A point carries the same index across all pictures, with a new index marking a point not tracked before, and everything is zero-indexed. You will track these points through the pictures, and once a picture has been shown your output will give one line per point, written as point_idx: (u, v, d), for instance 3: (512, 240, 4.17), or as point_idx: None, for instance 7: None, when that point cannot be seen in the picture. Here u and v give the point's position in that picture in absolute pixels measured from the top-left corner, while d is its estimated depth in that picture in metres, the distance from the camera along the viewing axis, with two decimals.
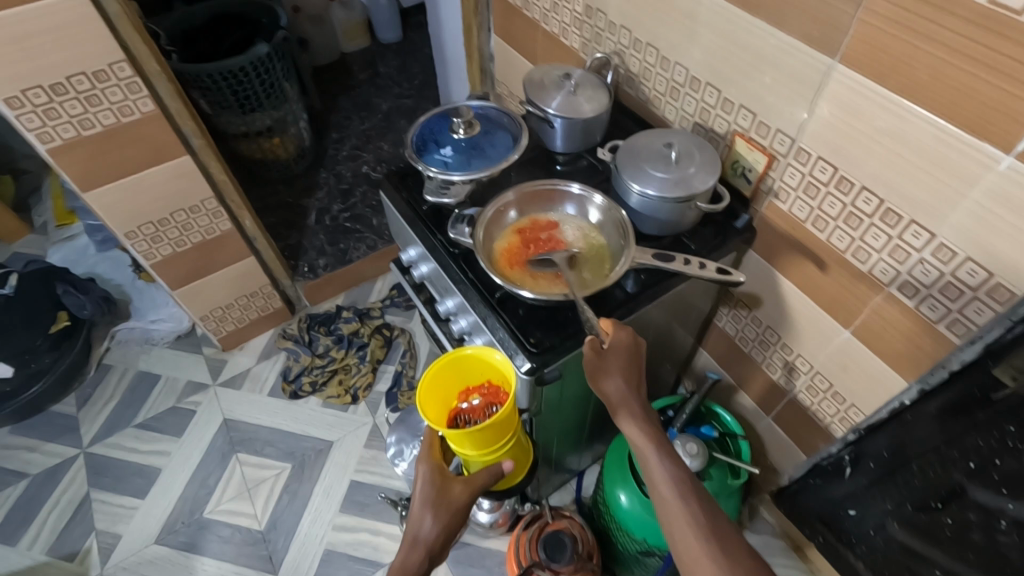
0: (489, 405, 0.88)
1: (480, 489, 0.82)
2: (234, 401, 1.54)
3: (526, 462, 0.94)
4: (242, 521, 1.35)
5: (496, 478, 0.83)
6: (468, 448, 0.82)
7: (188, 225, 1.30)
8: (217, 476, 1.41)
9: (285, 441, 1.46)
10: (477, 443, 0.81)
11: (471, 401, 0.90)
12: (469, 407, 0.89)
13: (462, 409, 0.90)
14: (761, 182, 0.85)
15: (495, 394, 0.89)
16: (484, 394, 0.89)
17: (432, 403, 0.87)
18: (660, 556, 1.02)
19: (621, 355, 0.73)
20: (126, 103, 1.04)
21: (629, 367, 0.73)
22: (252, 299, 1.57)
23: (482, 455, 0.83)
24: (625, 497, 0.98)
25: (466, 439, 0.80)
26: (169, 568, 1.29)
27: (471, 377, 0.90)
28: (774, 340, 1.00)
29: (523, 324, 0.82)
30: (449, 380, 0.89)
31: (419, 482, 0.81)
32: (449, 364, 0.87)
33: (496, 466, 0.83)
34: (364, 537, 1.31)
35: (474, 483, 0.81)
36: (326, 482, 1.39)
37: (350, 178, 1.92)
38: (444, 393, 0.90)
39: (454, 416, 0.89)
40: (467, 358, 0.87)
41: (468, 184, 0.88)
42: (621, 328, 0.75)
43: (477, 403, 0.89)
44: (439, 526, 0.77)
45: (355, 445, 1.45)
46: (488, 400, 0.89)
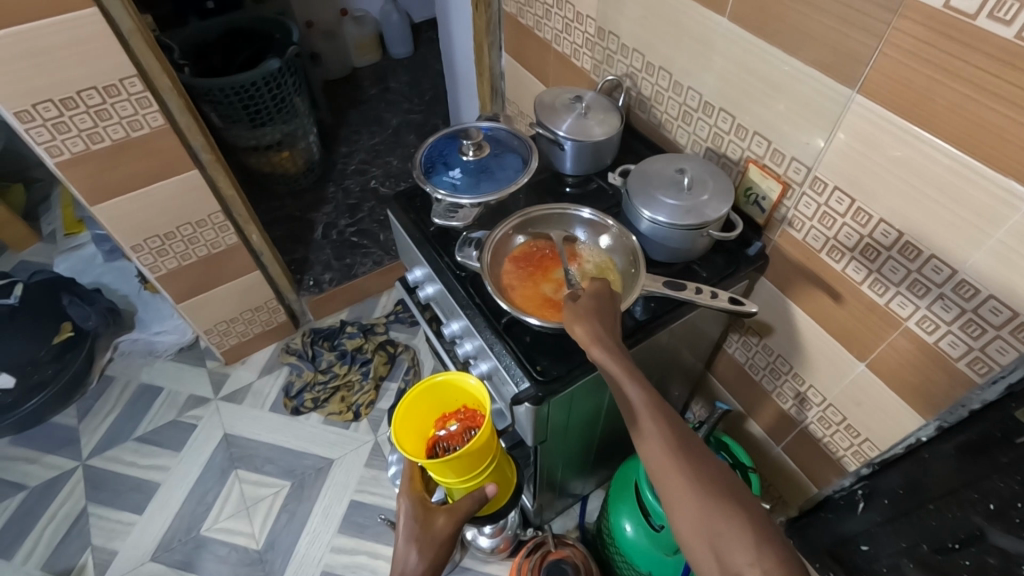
0: (467, 429, 0.87)
1: (464, 516, 0.79)
2: (235, 416, 1.52)
3: (508, 484, 0.91)
4: (239, 540, 1.32)
5: (480, 503, 0.80)
6: (449, 476, 0.79)
7: (195, 239, 1.29)
8: (215, 493, 1.40)
9: (286, 459, 1.44)
10: (458, 470, 0.79)
11: (448, 427, 0.89)
12: (446, 434, 0.88)
13: (440, 436, 0.88)
14: (774, 211, 0.84)
15: (472, 418, 0.88)
16: (460, 419, 0.88)
17: (408, 435, 0.86)
18: None
19: (592, 303, 0.70)
20: (135, 117, 1.04)
21: (601, 313, 0.69)
22: (256, 314, 1.56)
23: (463, 481, 0.81)
24: (631, 526, 0.96)
25: (446, 467, 0.78)
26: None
27: (446, 403, 0.90)
28: (786, 369, 0.97)
29: (529, 351, 0.80)
30: (424, 407, 0.87)
31: (403, 515, 0.78)
32: (422, 394, 0.85)
33: (479, 491, 0.80)
34: (363, 560, 1.28)
35: (456, 512, 0.78)
36: (326, 501, 1.37)
37: (358, 193, 1.92)
38: (420, 422, 0.89)
39: (432, 445, 0.88)
40: (443, 387, 0.87)
41: (477, 207, 0.87)
42: (598, 282, 0.73)
43: (454, 429, 0.88)
44: (425, 561, 0.74)
45: (356, 464, 1.43)
46: (465, 425, 0.88)
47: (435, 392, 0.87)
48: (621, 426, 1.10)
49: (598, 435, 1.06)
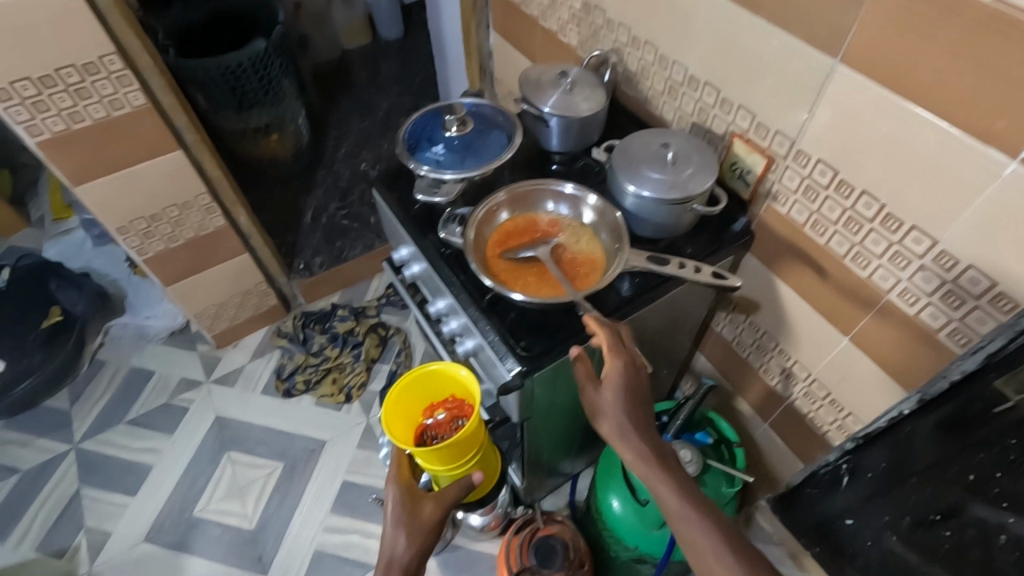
0: (454, 418, 0.96)
1: (451, 503, 0.86)
2: (227, 398, 1.53)
3: (491, 471, 1.02)
4: (232, 521, 1.33)
5: (466, 490, 0.87)
6: (437, 464, 0.88)
7: (181, 221, 1.28)
8: (208, 475, 1.40)
9: (278, 441, 1.45)
10: (444, 459, 0.87)
11: (436, 417, 0.97)
12: (434, 423, 0.97)
13: (428, 425, 0.97)
14: (759, 184, 0.83)
15: (458, 408, 0.97)
16: (448, 409, 0.97)
17: (400, 421, 0.94)
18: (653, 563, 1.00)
19: (619, 384, 0.70)
20: (116, 96, 1.03)
21: (630, 394, 0.70)
22: (246, 297, 1.55)
23: (450, 470, 0.90)
24: (618, 503, 0.96)
25: (436, 455, 0.87)
26: (160, 569, 1.28)
27: (434, 394, 0.98)
28: (771, 346, 0.98)
29: (514, 328, 0.80)
30: (414, 396, 0.96)
31: (390, 502, 0.83)
32: (414, 379, 0.94)
33: (466, 479, 0.88)
34: (355, 539, 1.30)
35: (442, 498, 0.85)
36: (317, 482, 1.38)
37: (349, 177, 1.90)
38: (410, 411, 0.97)
39: (420, 432, 0.97)
40: (437, 383, 0.96)
41: (460, 183, 0.85)
42: (616, 355, 0.71)
43: (441, 419, 0.97)
44: (412, 547, 0.78)
45: (347, 445, 1.43)
46: (452, 414, 0.97)
47: (425, 385, 0.96)
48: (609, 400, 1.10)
49: (586, 409, 1.06)
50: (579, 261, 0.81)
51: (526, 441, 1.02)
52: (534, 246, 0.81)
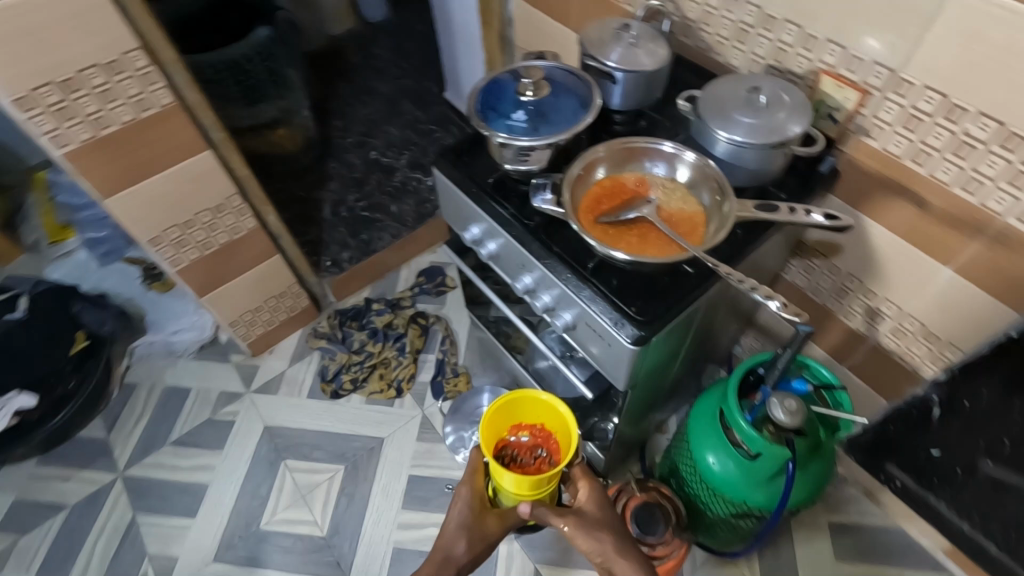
0: (537, 447, 1.01)
1: (506, 526, 0.91)
2: (273, 406, 1.47)
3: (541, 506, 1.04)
4: (303, 529, 1.30)
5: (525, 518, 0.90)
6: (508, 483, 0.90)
7: (214, 226, 1.21)
8: (268, 486, 1.36)
9: (335, 443, 1.41)
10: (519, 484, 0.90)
11: (519, 437, 1.03)
12: (516, 442, 1.02)
13: (511, 442, 1.02)
14: (849, 121, 0.81)
15: (543, 439, 1.02)
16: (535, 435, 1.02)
17: (492, 428, 0.99)
18: (755, 518, 1.00)
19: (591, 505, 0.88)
20: (143, 96, 0.95)
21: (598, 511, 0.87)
22: (280, 300, 1.49)
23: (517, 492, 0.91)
24: (716, 460, 0.96)
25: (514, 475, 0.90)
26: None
27: (525, 415, 1.03)
28: (854, 287, 0.97)
29: (622, 292, 0.76)
30: (511, 412, 1.01)
31: (461, 502, 0.92)
32: (520, 398, 1.01)
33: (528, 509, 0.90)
34: (433, 531, 1.27)
35: (506, 517, 0.91)
36: (383, 480, 1.34)
37: (361, 166, 1.83)
38: (501, 423, 1.01)
39: (501, 445, 1.01)
40: (534, 410, 1.02)
41: (545, 148, 0.82)
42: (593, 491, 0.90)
43: (525, 441, 1.02)
44: (470, 553, 0.86)
45: (408, 439, 1.40)
46: (534, 441, 1.03)
47: (524, 403, 1.02)
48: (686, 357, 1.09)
49: (669, 369, 1.05)
50: (679, 219, 0.79)
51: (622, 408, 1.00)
52: (636, 207, 0.78)
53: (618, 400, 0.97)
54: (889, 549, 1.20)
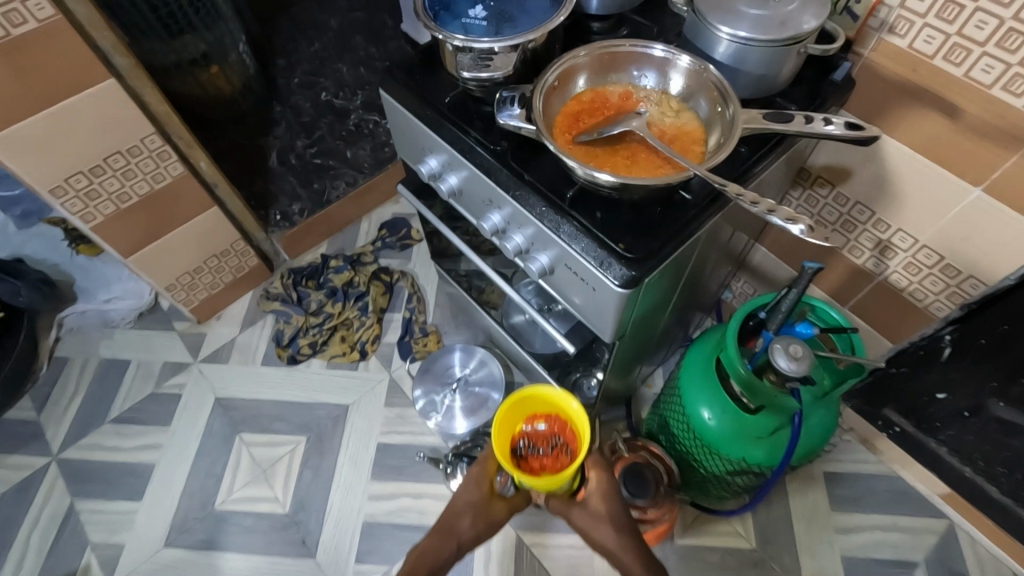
0: (554, 438, 0.88)
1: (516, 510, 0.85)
2: (224, 376, 1.34)
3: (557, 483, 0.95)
4: (264, 507, 1.19)
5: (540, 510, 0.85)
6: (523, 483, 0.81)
7: (131, 172, 1.04)
8: (223, 463, 1.23)
9: (295, 414, 1.29)
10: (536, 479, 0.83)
11: (535, 425, 0.90)
12: (531, 432, 0.89)
13: (525, 433, 0.89)
14: (871, 16, 0.68)
15: (560, 428, 0.89)
16: (551, 424, 0.89)
17: (505, 423, 0.86)
18: (755, 475, 0.92)
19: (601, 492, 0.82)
20: (12, 6, 0.76)
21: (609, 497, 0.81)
22: (223, 260, 1.34)
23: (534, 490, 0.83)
24: (710, 415, 0.86)
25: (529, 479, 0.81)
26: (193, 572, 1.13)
27: (539, 404, 0.90)
28: (864, 219, 0.87)
29: (607, 227, 0.64)
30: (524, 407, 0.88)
31: (467, 480, 0.85)
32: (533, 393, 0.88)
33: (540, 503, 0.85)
34: (407, 502, 1.18)
35: (513, 504, 0.84)
36: (350, 450, 1.23)
37: (311, 110, 1.64)
38: (513, 416, 0.88)
39: (516, 438, 0.88)
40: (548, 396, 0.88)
41: (512, 53, 0.67)
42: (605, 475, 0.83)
43: (541, 430, 0.90)
44: (474, 530, 0.79)
45: (375, 406, 1.29)
46: (551, 429, 0.90)
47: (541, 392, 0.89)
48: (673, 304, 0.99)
49: (654, 317, 0.94)
50: (673, 134, 0.66)
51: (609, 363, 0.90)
52: (621, 120, 0.65)
53: (605, 355, 0.87)
54: (886, 496, 1.15)
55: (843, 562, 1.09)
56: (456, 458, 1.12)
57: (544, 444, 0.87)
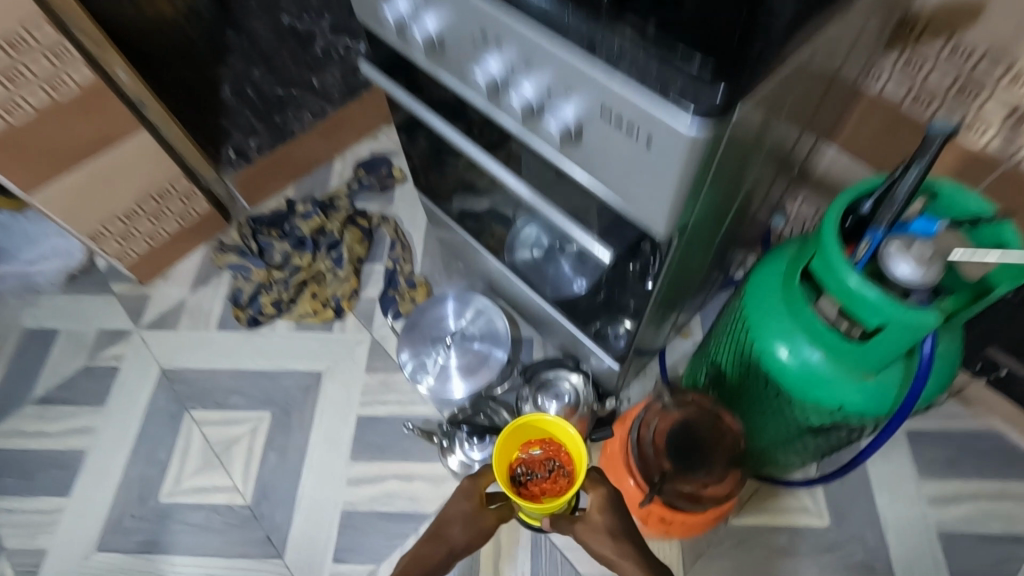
0: (551, 464, 0.75)
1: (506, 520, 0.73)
2: (171, 345, 1.11)
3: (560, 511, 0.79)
4: (219, 499, 0.97)
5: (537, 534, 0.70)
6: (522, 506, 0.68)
7: (16, 75, 0.80)
8: (168, 447, 1.01)
9: (257, 385, 1.06)
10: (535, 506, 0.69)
11: (531, 450, 0.76)
12: (528, 458, 0.75)
13: (521, 459, 0.75)
14: None
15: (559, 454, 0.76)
16: (548, 449, 0.76)
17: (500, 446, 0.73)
18: (853, 431, 0.69)
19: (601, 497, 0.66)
20: None
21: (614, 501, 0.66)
22: (163, 203, 1.09)
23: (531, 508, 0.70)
24: (787, 351, 0.66)
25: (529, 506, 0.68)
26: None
27: (533, 428, 0.76)
28: (992, 78, 0.65)
29: (672, 36, 0.40)
30: (518, 430, 0.74)
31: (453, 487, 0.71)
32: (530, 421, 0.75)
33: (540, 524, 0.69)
34: (394, 487, 0.95)
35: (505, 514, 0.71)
36: (324, 425, 1.01)
37: (270, 34, 1.28)
38: (508, 439, 0.74)
39: (511, 464, 0.74)
40: (543, 421, 0.75)
41: None
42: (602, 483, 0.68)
43: (536, 455, 0.76)
44: (466, 536, 0.67)
45: (354, 372, 1.06)
46: (548, 454, 0.76)
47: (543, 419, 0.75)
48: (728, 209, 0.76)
49: (708, 225, 0.72)
50: None
51: (653, 282, 0.67)
52: None
53: (652, 267, 0.64)
54: (984, 458, 0.93)
55: (936, 540, 0.88)
56: (454, 426, 0.91)
57: (542, 469, 0.74)
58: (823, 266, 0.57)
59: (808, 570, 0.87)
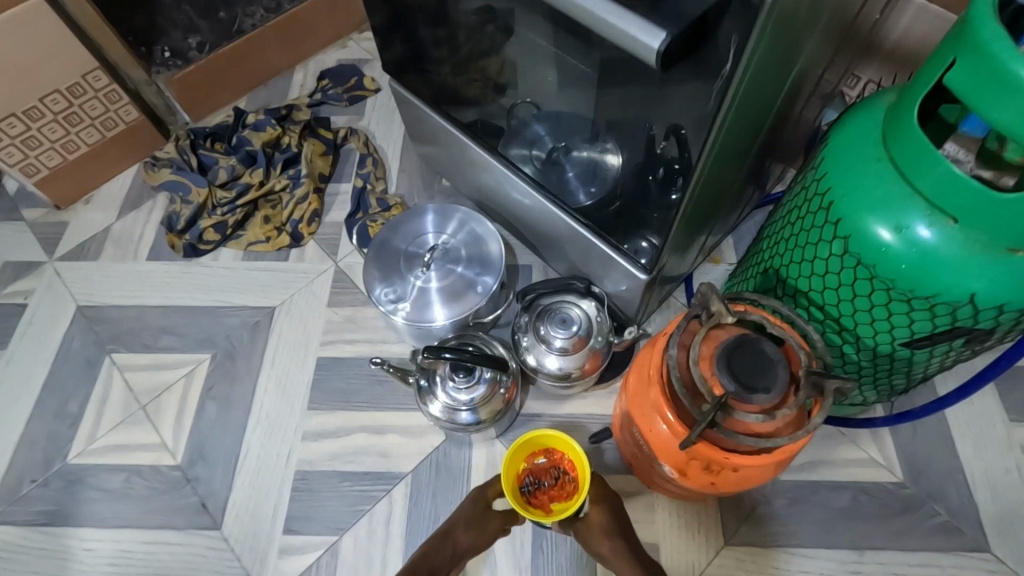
0: (558, 473, 0.66)
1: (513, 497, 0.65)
2: (91, 278, 0.91)
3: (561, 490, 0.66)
4: (143, 459, 0.78)
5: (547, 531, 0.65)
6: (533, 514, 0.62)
7: None
8: (82, 397, 0.82)
9: (194, 323, 0.87)
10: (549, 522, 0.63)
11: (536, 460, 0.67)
12: (534, 469, 0.67)
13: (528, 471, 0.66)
14: None
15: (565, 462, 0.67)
16: (553, 459, 0.67)
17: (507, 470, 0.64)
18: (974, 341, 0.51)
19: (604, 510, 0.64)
20: None
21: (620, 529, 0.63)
22: (75, 103, 0.89)
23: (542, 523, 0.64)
24: (893, 231, 0.47)
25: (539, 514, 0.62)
26: (33, 556, 0.74)
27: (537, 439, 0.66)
28: None
29: None
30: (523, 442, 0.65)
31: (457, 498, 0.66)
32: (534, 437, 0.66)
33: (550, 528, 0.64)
34: (361, 442, 0.77)
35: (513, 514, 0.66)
36: (276, 369, 0.82)
37: None
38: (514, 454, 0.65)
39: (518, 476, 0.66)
40: (545, 434, 0.66)
41: None
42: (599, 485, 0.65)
43: (542, 465, 0.67)
44: (473, 541, 0.63)
45: (314, 306, 0.87)
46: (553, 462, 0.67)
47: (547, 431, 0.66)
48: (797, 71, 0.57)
49: (785, 60, 0.52)
50: None
51: (726, 93, 0.46)
52: None
53: (728, 52, 0.42)
54: None
55: None
56: (431, 356, 0.65)
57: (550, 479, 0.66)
58: (974, 71, 0.39)
59: (878, 538, 0.70)
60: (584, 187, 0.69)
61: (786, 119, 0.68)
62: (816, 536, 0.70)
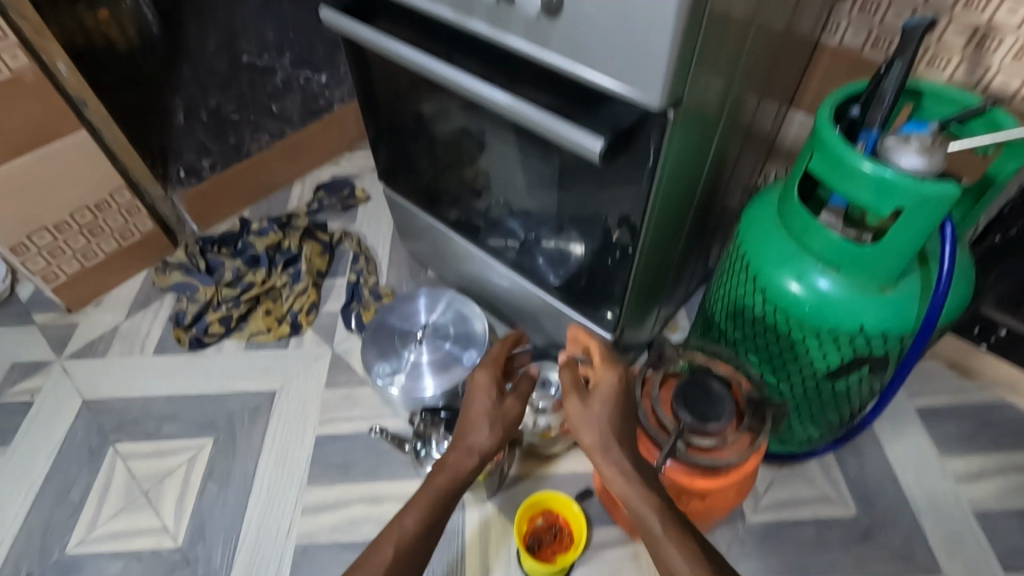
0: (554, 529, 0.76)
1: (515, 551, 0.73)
2: (97, 374, 0.97)
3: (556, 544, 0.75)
4: (143, 543, 0.80)
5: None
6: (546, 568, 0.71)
7: None
8: (82, 487, 0.85)
9: (196, 410, 0.92)
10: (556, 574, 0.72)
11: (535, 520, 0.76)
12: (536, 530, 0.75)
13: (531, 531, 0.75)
14: None
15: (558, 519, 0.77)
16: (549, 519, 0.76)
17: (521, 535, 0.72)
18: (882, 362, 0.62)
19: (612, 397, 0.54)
20: None
21: (625, 411, 0.54)
22: (100, 217, 1.00)
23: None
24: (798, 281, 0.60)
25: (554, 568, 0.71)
26: None
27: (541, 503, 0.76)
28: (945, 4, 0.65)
29: None
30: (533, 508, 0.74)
31: (471, 388, 0.61)
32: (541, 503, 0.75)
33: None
34: (358, 512, 0.81)
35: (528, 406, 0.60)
36: (276, 448, 0.87)
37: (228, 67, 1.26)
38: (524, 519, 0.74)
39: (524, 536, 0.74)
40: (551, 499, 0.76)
41: None
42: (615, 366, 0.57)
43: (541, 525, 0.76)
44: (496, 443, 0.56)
45: (312, 388, 0.93)
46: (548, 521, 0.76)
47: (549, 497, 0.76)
48: (704, 181, 0.74)
49: (697, 159, 0.67)
50: None
51: (651, 189, 0.59)
52: None
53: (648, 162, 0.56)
54: (1005, 430, 0.85)
55: (977, 521, 0.78)
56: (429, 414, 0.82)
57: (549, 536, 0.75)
58: (825, 159, 0.54)
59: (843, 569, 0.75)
60: (553, 271, 0.81)
61: (709, 211, 0.83)
62: (789, 570, 0.76)
